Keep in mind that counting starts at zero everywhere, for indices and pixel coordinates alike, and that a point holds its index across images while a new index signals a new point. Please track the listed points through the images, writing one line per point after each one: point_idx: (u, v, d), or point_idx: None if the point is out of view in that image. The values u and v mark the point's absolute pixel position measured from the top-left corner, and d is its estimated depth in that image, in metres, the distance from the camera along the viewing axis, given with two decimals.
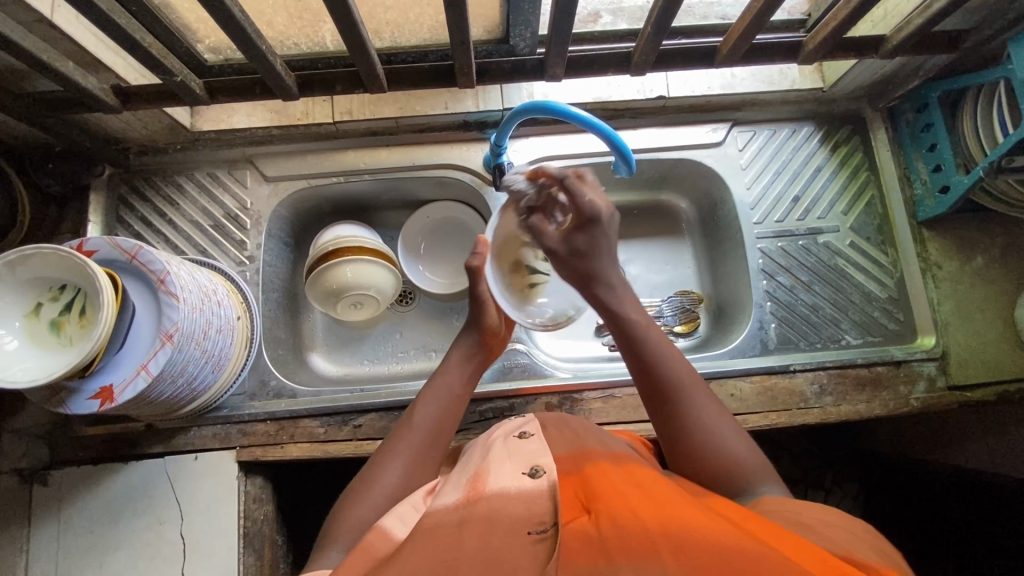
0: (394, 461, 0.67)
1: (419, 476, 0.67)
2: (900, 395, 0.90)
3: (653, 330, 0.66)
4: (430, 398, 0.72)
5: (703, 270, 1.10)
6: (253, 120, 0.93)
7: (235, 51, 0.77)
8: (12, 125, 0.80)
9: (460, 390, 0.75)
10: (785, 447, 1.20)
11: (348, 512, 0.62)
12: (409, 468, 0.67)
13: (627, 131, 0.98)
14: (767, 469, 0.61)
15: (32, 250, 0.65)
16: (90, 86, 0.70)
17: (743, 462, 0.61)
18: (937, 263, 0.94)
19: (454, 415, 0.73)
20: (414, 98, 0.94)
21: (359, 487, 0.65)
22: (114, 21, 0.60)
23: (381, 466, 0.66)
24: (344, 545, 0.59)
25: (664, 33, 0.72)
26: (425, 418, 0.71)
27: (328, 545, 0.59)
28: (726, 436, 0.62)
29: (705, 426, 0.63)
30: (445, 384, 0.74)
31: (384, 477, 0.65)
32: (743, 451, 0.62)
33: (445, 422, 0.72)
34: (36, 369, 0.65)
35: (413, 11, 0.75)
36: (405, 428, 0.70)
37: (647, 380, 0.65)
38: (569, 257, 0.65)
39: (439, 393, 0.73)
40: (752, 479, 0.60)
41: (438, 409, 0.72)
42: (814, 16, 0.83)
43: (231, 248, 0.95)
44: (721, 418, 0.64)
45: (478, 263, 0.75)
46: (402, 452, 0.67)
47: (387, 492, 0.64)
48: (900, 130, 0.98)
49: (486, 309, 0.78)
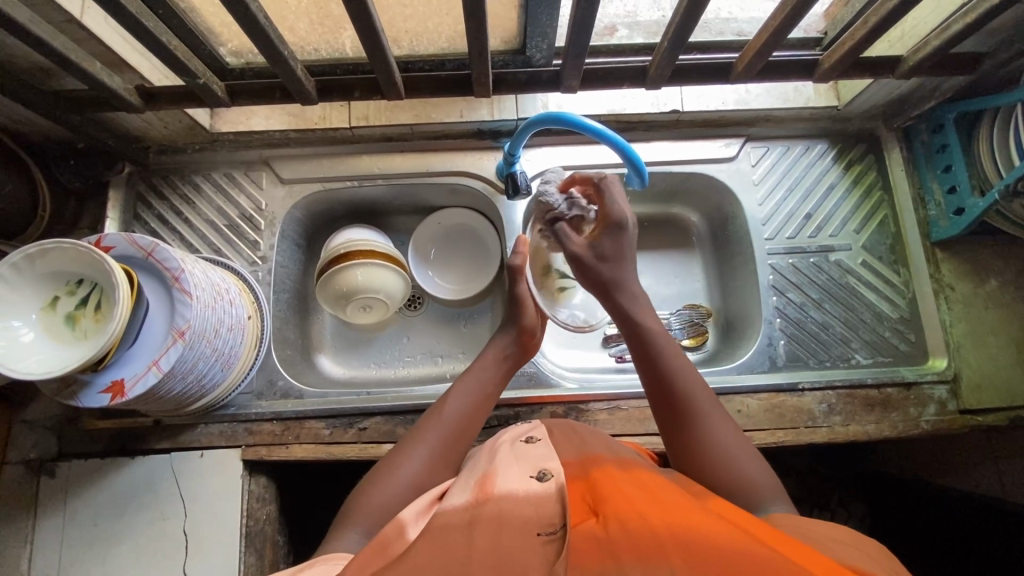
0: (417, 451, 0.67)
1: (440, 471, 0.67)
2: (910, 417, 0.89)
3: (668, 340, 0.67)
4: (463, 390, 0.73)
5: (712, 284, 1.09)
6: (271, 122, 0.94)
7: (256, 55, 0.78)
8: (38, 120, 0.82)
9: (492, 389, 0.75)
10: (791, 466, 1.18)
11: (368, 498, 0.62)
12: (432, 460, 0.67)
13: (640, 144, 0.99)
14: (777, 492, 0.59)
15: (51, 245, 0.67)
16: (115, 86, 0.72)
17: (756, 482, 0.59)
18: (950, 285, 0.92)
19: (483, 413, 0.73)
20: (430, 106, 0.95)
21: (380, 471, 0.65)
22: (143, 24, 0.61)
23: (405, 454, 0.66)
24: (363, 528, 0.60)
25: (680, 49, 0.72)
26: (454, 411, 0.71)
27: (346, 526, 0.60)
28: (741, 457, 0.61)
29: (720, 446, 0.62)
30: (478, 379, 0.74)
31: (405, 465, 0.65)
32: (758, 472, 0.60)
33: (473, 418, 0.71)
34: (48, 362, 0.66)
35: (432, 20, 0.77)
36: (434, 418, 0.70)
37: (661, 390, 0.66)
38: (594, 263, 0.68)
39: (472, 386, 0.73)
40: (763, 500, 0.58)
41: (470, 402, 0.72)
42: (831, 35, 0.82)
43: (244, 248, 0.96)
44: (735, 437, 0.63)
45: (519, 262, 0.77)
46: (427, 442, 0.68)
47: (409, 479, 0.64)
48: (914, 150, 0.97)
49: (527, 307, 0.78)
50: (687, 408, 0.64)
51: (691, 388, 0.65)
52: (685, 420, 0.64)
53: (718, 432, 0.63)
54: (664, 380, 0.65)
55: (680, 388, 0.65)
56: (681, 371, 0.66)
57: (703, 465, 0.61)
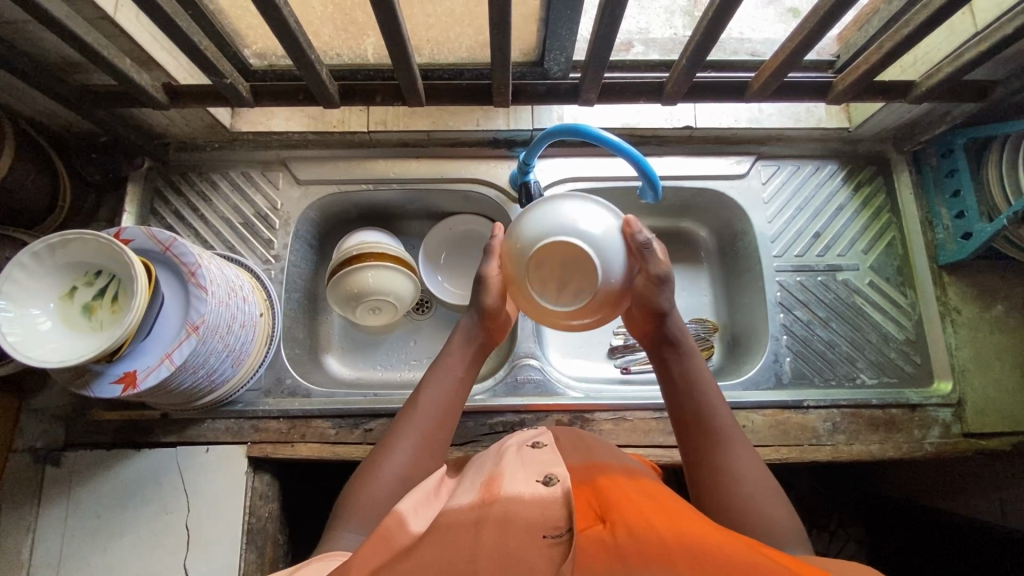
0: (397, 446, 0.64)
1: (424, 465, 0.65)
2: (914, 438, 0.89)
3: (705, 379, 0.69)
4: (434, 383, 0.69)
5: (719, 299, 1.10)
6: (290, 124, 0.96)
7: (279, 58, 0.80)
8: (64, 112, 0.84)
9: (464, 373, 0.72)
10: (791, 485, 1.19)
11: (360, 493, 0.61)
12: (412, 457, 0.64)
13: (653, 158, 1.00)
14: (793, 522, 0.59)
15: (74, 235, 0.68)
16: (142, 83, 0.73)
17: (771, 517, 0.59)
18: (956, 308, 0.94)
19: (459, 399, 0.70)
20: (447, 114, 0.97)
21: (360, 479, 0.63)
22: (175, 23, 0.63)
23: (382, 456, 0.64)
24: (357, 529, 0.59)
25: (698, 66, 0.73)
26: (428, 405, 0.68)
27: (339, 529, 0.59)
28: (763, 498, 0.60)
29: (740, 475, 0.62)
30: (448, 367, 0.71)
31: (384, 469, 0.63)
32: (777, 512, 0.59)
33: (448, 406, 0.69)
34: (64, 351, 0.67)
35: (453, 30, 0.78)
36: (410, 413, 0.67)
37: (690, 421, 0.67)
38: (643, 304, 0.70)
39: (443, 377, 0.70)
40: (779, 533, 0.57)
41: (442, 393, 0.69)
42: (844, 59, 0.84)
43: (258, 246, 0.97)
44: (760, 472, 0.63)
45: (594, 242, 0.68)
46: (403, 442, 0.65)
47: (391, 476, 0.62)
48: (924, 174, 0.98)
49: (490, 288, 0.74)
50: (717, 437, 0.65)
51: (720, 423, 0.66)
52: (712, 449, 0.64)
53: (743, 466, 0.62)
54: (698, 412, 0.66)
55: (714, 416, 0.66)
56: (716, 401, 0.67)
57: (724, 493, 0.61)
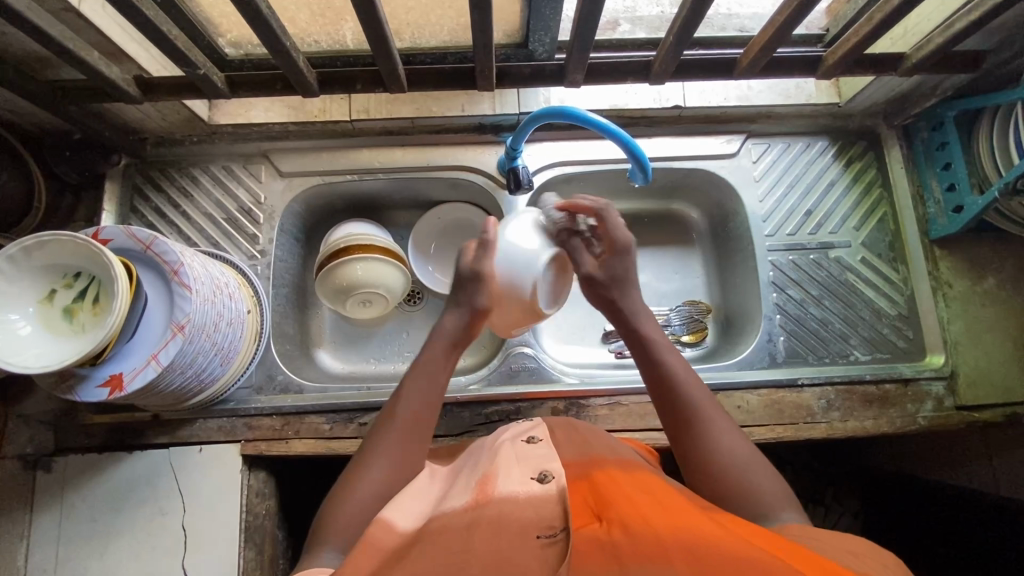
0: (375, 462, 0.62)
1: (404, 478, 0.63)
2: (907, 413, 0.90)
3: (671, 350, 0.69)
4: (414, 390, 0.67)
5: (712, 280, 1.09)
6: (271, 115, 0.94)
7: (256, 47, 0.78)
8: (34, 111, 0.81)
9: (444, 379, 0.69)
10: (786, 462, 1.19)
11: (337, 511, 0.59)
12: (390, 471, 0.62)
13: (642, 139, 0.99)
14: (789, 499, 0.58)
15: (48, 236, 0.66)
16: (113, 76, 0.71)
17: (764, 491, 0.58)
18: (948, 282, 0.93)
19: (439, 407, 0.68)
20: (431, 100, 0.95)
21: (342, 490, 0.61)
22: (143, 13, 0.61)
23: (361, 468, 0.62)
24: (337, 545, 0.57)
25: (685, 44, 0.72)
26: (405, 414, 0.65)
27: (319, 545, 0.57)
28: (751, 471, 0.60)
29: (731, 458, 0.61)
30: (426, 374, 0.68)
31: (363, 483, 0.61)
32: (769, 484, 0.59)
33: (426, 414, 0.66)
34: (46, 355, 0.65)
35: (435, 12, 0.76)
36: (385, 426, 0.65)
37: (664, 399, 0.66)
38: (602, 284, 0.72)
39: (424, 384, 0.67)
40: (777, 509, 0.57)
41: (421, 402, 0.66)
42: (833, 32, 0.82)
43: (243, 242, 0.95)
44: (744, 447, 0.62)
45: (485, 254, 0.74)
46: (382, 453, 0.63)
47: (370, 493, 0.60)
48: (914, 148, 0.97)
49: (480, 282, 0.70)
50: (694, 412, 0.64)
51: (694, 394, 0.65)
52: (693, 429, 0.63)
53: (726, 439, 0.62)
54: (668, 389, 0.65)
55: (687, 395, 0.64)
56: (683, 374, 0.66)
57: (714, 474, 0.60)
